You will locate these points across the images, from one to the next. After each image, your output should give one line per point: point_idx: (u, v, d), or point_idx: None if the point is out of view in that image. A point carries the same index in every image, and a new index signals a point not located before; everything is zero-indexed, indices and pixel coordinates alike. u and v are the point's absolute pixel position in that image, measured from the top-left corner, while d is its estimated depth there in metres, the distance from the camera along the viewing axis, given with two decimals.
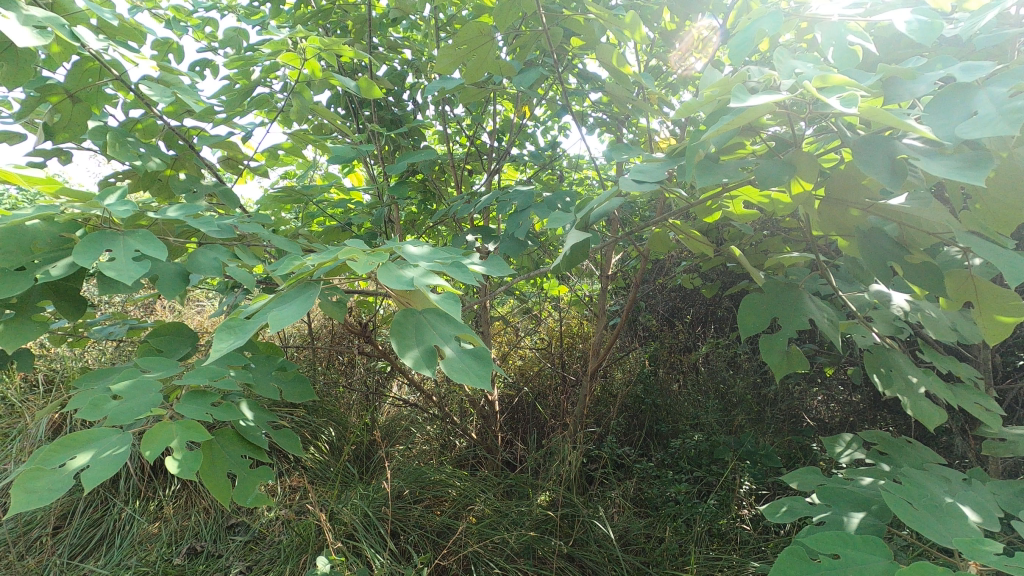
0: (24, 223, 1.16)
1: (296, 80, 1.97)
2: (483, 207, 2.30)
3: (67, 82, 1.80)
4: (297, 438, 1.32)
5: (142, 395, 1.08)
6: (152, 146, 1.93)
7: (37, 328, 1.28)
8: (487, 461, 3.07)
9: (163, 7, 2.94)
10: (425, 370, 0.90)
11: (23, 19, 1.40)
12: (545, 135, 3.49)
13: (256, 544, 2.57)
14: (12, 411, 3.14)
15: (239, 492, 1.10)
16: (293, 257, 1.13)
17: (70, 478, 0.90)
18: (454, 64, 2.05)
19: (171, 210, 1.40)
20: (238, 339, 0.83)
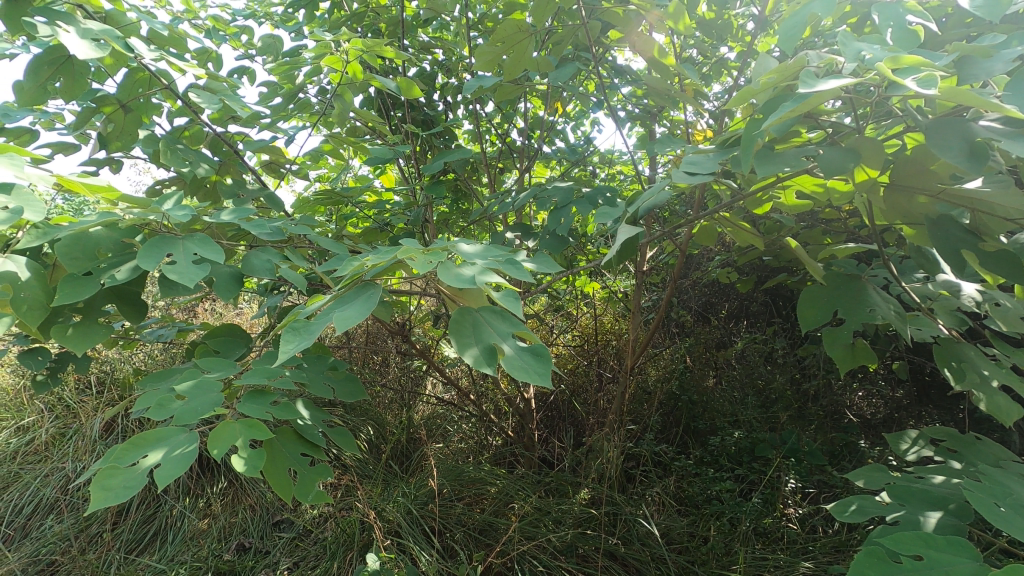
0: (89, 228, 1.20)
1: (338, 84, 2.00)
2: (521, 205, 2.29)
3: (119, 93, 1.86)
4: (352, 436, 1.32)
5: (205, 394, 1.10)
6: (200, 152, 1.97)
7: (103, 330, 1.32)
8: (524, 459, 3.06)
9: (201, 17, 3.01)
10: (486, 368, 0.90)
11: (81, 33, 1.46)
12: (575, 132, 3.47)
13: (301, 540, 2.63)
14: (68, 412, 3.27)
15: (300, 490, 1.12)
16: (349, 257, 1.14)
17: (144, 476, 0.93)
18: (492, 61, 2.06)
19: (223, 214, 1.43)
20: (303, 341, 0.84)
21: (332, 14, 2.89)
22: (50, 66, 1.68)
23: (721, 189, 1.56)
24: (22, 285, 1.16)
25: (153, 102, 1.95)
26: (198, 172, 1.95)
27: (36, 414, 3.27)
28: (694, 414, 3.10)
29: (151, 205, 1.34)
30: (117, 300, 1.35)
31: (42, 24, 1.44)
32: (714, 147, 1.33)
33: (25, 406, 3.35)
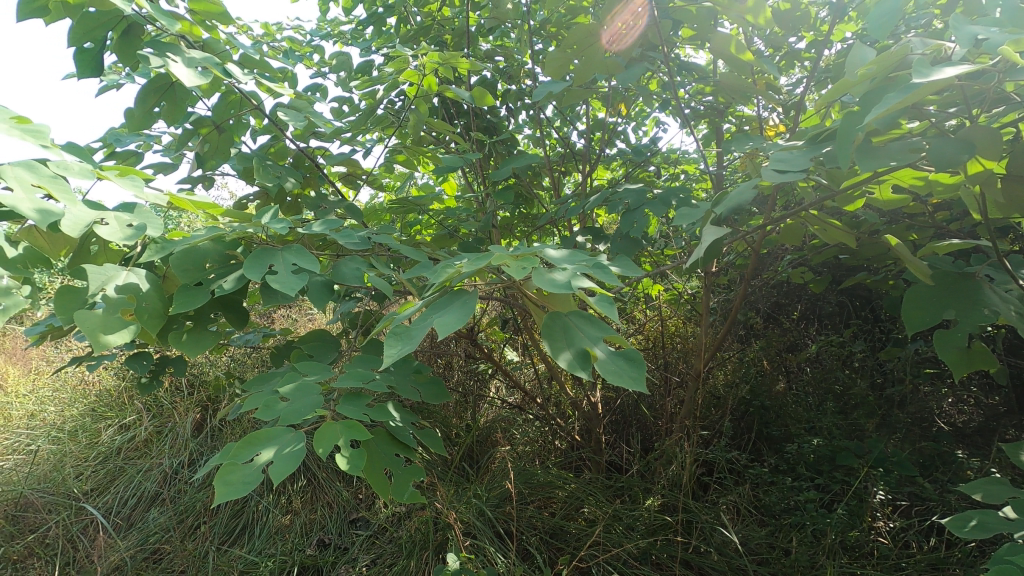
0: (202, 241, 1.30)
1: (415, 96, 2.09)
2: (590, 207, 2.28)
3: (213, 115, 2.00)
4: (440, 438, 1.36)
5: (306, 397, 1.17)
6: (287, 167, 2.10)
7: (211, 336, 1.42)
8: (591, 464, 3.03)
9: (278, 40, 3.19)
10: (580, 372, 0.91)
11: (187, 62, 1.60)
12: (636, 133, 3.43)
13: (378, 538, 2.72)
14: (164, 411, 3.52)
15: (396, 489, 1.17)
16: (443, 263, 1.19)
17: (259, 473, 0.99)
18: (564, 65, 2.08)
19: (315, 225, 1.51)
20: (406, 346, 0.88)
21: (398, 29, 2.99)
22: (156, 93, 1.83)
23: (807, 187, 1.50)
24: (144, 296, 1.27)
25: (243, 122, 2.08)
26: (285, 186, 2.06)
27: (136, 414, 3.53)
28: (767, 420, 2.97)
29: (252, 219, 1.44)
30: (223, 308, 1.46)
31: (155, 55, 1.58)
32: (803, 144, 1.29)
33: (126, 407, 3.62)
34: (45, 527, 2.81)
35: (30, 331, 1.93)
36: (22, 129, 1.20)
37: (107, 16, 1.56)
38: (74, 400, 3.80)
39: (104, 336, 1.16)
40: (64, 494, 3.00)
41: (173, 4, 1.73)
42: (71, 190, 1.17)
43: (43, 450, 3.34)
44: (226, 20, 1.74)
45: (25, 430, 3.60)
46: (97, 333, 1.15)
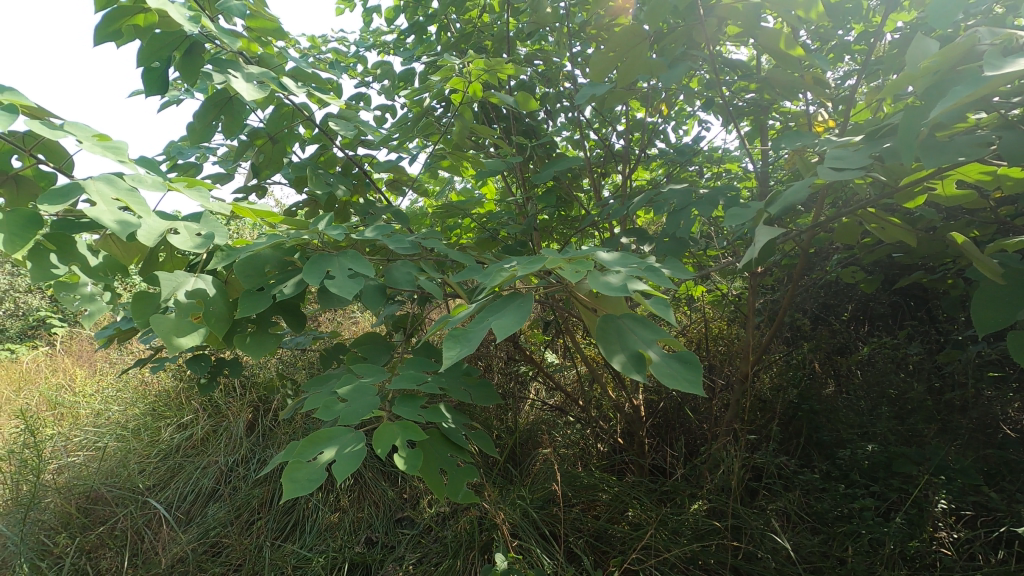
0: (263, 248, 1.36)
1: (459, 103, 2.14)
2: (634, 209, 2.26)
3: (267, 127, 2.09)
4: (491, 439, 1.38)
5: (364, 398, 1.21)
6: (337, 175, 2.17)
7: (272, 338, 1.48)
8: (635, 467, 3.00)
9: (324, 52, 3.29)
10: (635, 374, 0.92)
11: (246, 78, 1.68)
12: (676, 132, 3.39)
13: (423, 537, 2.77)
14: (219, 411, 3.67)
15: (451, 489, 1.20)
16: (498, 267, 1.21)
17: (323, 470, 1.04)
18: (608, 68, 2.08)
19: (367, 231, 1.56)
20: (465, 348, 0.90)
21: (440, 37, 3.04)
22: (216, 107, 1.93)
23: (863, 184, 1.46)
24: (211, 301, 1.34)
25: (295, 132, 2.16)
26: (336, 193, 2.13)
27: (193, 413, 3.70)
28: (817, 425, 2.86)
29: (309, 226, 1.50)
30: (282, 312, 1.52)
31: (217, 72, 1.66)
32: (861, 140, 1.27)
33: (184, 406, 3.80)
34: (113, 520, 2.95)
35: (101, 334, 1.99)
36: (103, 146, 1.29)
37: (171, 36, 1.65)
38: (136, 399, 4.01)
39: (176, 339, 1.23)
40: (130, 488, 3.14)
41: (231, 22, 1.82)
42: (147, 203, 1.24)
43: (109, 446, 3.53)
44: (280, 35, 1.83)
45: (93, 428, 3.81)
46: (170, 336, 1.22)
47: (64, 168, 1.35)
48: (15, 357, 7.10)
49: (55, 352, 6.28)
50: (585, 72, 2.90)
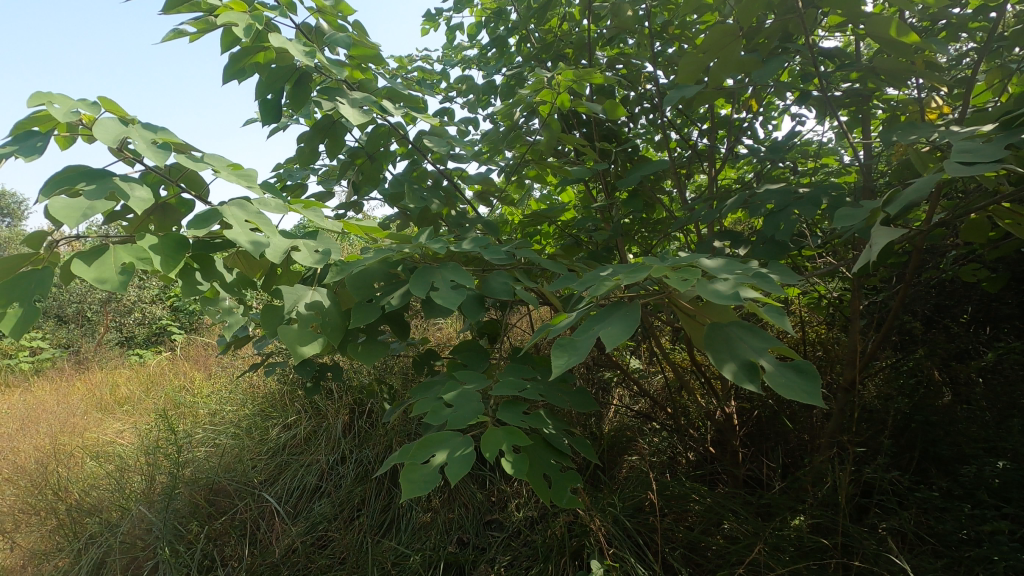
0: (372, 263, 1.46)
1: (548, 114, 2.18)
2: (726, 211, 2.19)
3: (366, 147, 2.22)
4: (591, 446, 1.40)
5: (468, 404, 1.26)
6: (430, 190, 2.27)
7: (381, 346, 1.58)
8: (727, 477, 2.87)
9: (410, 71, 3.45)
10: (748, 384, 0.92)
11: (352, 103, 1.81)
12: (765, 128, 3.23)
13: (513, 540, 2.82)
14: (320, 412, 3.85)
15: (555, 494, 1.22)
16: (599, 276, 1.23)
17: (437, 473, 1.10)
18: (698, 69, 2.03)
19: (465, 244, 1.64)
20: (574, 357, 0.94)
21: (521, 48, 3.09)
22: (321, 132, 2.09)
23: (994, 177, 1.34)
24: (327, 311, 1.47)
25: (390, 150, 2.28)
26: (429, 207, 2.23)
27: (297, 414, 3.92)
28: (933, 438, 2.59)
29: (412, 240, 1.60)
30: (389, 322, 1.63)
31: (325, 100, 1.80)
32: (995, 131, 1.17)
33: (288, 408, 4.05)
34: (232, 511, 3.21)
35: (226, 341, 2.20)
36: (236, 174, 1.44)
37: (286, 70, 1.81)
38: (247, 401, 4.34)
39: (300, 348, 1.38)
40: (245, 482, 3.39)
41: (336, 53, 1.98)
42: (274, 224, 1.38)
43: (226, 444, 3.85)
44: (379, 61, 1.96)
45: (212, 427, 4.17)
46: (294, 345, 1.38)
47: (202, 195, 1.50)
48: (143, 362, 7.92)
49: (176, 358, 6.94)
50: (668, 72, 2.84)
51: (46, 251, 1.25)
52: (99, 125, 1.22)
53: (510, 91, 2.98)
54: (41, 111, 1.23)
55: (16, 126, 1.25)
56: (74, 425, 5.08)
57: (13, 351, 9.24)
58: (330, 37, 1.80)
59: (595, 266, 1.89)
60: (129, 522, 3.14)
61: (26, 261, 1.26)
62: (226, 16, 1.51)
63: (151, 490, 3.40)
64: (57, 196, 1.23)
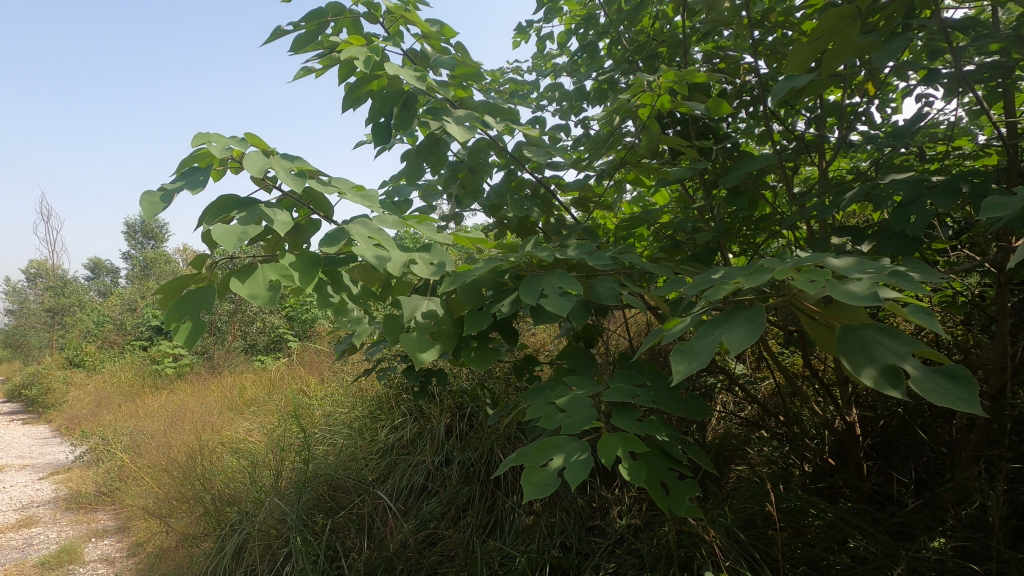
0: (482, 273, 1.52)
1: (647, 116, 2.16)
2: (845, 205, 2.05)
3: (467, 160, 2.32)
4: (707, 454, 1.37)
5: (581, 409, 1.28)
6: (529, 199, 2.32)
7: (492, 352, 1.65)
8: (851, 492, 2.65)
9: (503, 84, 3.54)
10: (890, 390, 0.87)
11: (458, 121, 1.91)
12: (882, 111, 2.97)
13: (618, 547, 2.79)
14: (423, 415, 4.04)
15: (673, 502, 1.21)
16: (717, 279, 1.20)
17: (555, 476, 1.13)
18: (808, 59, 1.93)
19: (569, 251, 1.67)
20: (694, 363, 0.93)
21: (612, 52, 3.08)
22: (427, 149, 2.21)
23: None
24: (442, 320, 1.55)
25: (489, 162, 2.35)
26: (529, 215, 2.28)
27: (403, 417, 4.12)
28: None
29: (518, 249, 1.65)
30: (499, 328, 1.69)
31: (433, 120, 1.91)
32: None
33: (395, 411, 4.25)
34: (350, 506, 3.45)
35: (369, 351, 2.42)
36: (359, 196, 1.56)
37: (396, 95, 1.94)
38: (357, 403, 4.61)
39: (419, 354, 1.46)
40: (360, 479, 3.62)
41: (439, 74, 2.09)
42: (393, 239, 1.48)
43: (341, 443, 4.14)
44: (480, 78, 2.04)
45: (328, 427, 4.49)
46: (415, 351, 1.46)
47: (329, 216, 1.64)
48: (265, 367, 8.68)
49: (293, 363, 7.55)
50: (771, 62, 2.70)
51: (208, 271, 1.43)
52: (247, 159, 1.38)
53: (602, 95, 2.97)
54: (201, 149, 1.40)
55: (181, 163, 1.44)
56: (212, 424, 5.68)
57: (160, 358, 10.48)
58: (436, 60, 1.92)
59: (700, 268, 1.84)
60: (265, 512, 3.46)
61: (191, 279, 1.45)
62: (349, 51, 1.67)
63: (281, 484, 3.73)
64: (214, 223, 1.40)
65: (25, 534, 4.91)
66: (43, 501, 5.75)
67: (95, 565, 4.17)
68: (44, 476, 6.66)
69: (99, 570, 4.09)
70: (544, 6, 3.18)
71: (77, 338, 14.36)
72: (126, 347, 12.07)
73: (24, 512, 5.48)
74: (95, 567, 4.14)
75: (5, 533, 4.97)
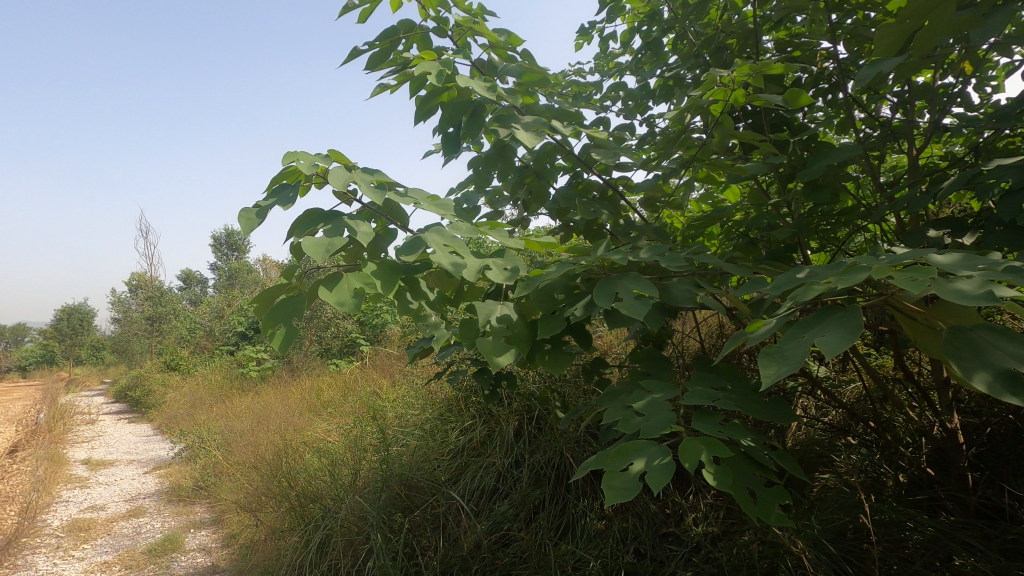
0: (556, 277, 1.53)
1: (719, 112, 2.10)
2: (943, 195, 1.89)
3: (534, 165, 2.33)
4: (795, 461, 1.32)
5: (660, 413, 1.27)
6: (598, 202, 2.32)
7: (566, 355, 1.66)
8: (954, 504, 2.45)
9: (565, 86, 3.54)
10: (1010, 397, 0.80)
11: (526, 127, 1.93)
12: (981, 90, 2.72)
13: (695, 556, 2.71)
14: (492, 417, 4.10)
15: (762, 509, 1.18)
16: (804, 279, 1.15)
17: (637, 481, 1.12)
18: (898, 42, 1.80)
19: (641, 253, 1.65)
20: (785, 367, 0.90)
21: (678, 47, 3.01)
22: (495, 156, 2.25)
23: None
24: (516, 324, 1.58)
25: (556, 166, 2.36)
26: (598, 218, 2.28)
27: (472, 419, 4.19)
28: None
29: (589, 252, 1.66)
30: (571, 331, 1.70)
31: (502, 127, 1.95)
32: None
33: (464, 414, 4.33)
34: (425, 506, 3.54)
35: (441, 354, 2.47)
36: (434, 205, 1.62)
37: (465, 105, 2.00)
38: (427, 405, 4.73)
39: (496, 358, 1.50)
40: (434, 479, 3.72)
41: (506, 82, 2.12)
42: (467, 246, 1.52)
43: (414, 444, 4.26)
44: (547, 84, 2.06)
45: (401, 428, 4.63)
46: (492, 356, 1.50)
47: (405, 226, 1.71)
48: (340, 370, 9.06)
49: (365, 366, 7.85)
50: (851, 46, 2.55)
51: (297, 280, 1.52)
52: (332, 174, 1.46)
53: (669, 92, 2.91)
54: (290, 167, 1.50)
55: (272, 180, 1.54)
56: (294, 425, 6.01)
57: (245, 361, 11.18)
58: (504, 68, 1.95)
59: (780, 267, 1.77)
60: (346, 509, 3.62)
61: (282, 289, 1.53)
62: (422, 66, 1.73)
63: (359, 483, 3.89)
64: (303, 236, 1.49)
65: (134, 523, 5.39)
66: (149, 493, 6.29)
67: (194, 554, 4.51)
68: (149, 470, 7.28)
69: (198, 559, 4.43)
70: (606, 7, 3.15)
71: (172, 343, 15.56)
72: (215, 351, 12.98)
73: (133, 503, 6.01)
74: (194, 556, 4.48)
75: (118, 521, 5.48)
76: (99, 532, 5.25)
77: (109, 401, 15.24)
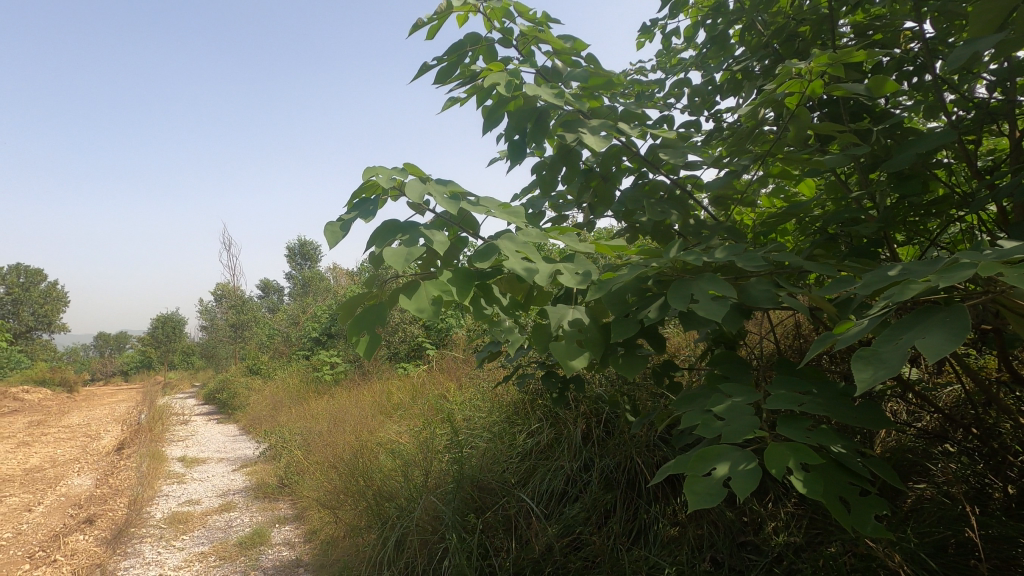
0: (628, 279, 1.53)
1: (794, 104, 2.02)
2: None
3: (599, 167, 2.33)
4: (891, 469, 1.25)
5: (742, 417, 1.24)
6: (665, 202, 2.29)
7: (639, 358, 1.65)
8: None
9: (627, 87, 3.51)
10: None
11: (592, 130, 1.94)
12: None
13: (777, 566, 2.61)
14: (559, 420, 4.10)
15: (856, 519, 1.13)
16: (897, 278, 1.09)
17: (721, 486, 1.10)
18: (997, 19, 1.67)
19: (716, 253, 1.61)
20: (882, 372, 0.86)
21: (745, 38, 2.92)
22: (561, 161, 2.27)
23: None
24: (588, 327, 1.60)
25: (621, 168, 2.35)
26: (666, 219, 2.24)
27: (540, 422, 4.21)
28: None
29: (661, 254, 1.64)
30: (645, 334, 1.69)
31: (568, 133, 1.97)
32: None
33: (531, 416, 4.36)
34: (496, 507, 3.60)
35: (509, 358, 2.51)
36: (505, 212, 1.65)
37: (531, 113, 2.03)
38: (494, 407, 4.79)
39: (570, 362, 1.56)
40: (503, 480, 3.76)
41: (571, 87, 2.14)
42: (539, 251, 1.55)
43: (482, 445, 4.33)
44: (612, 87, 2.06)
45: (469, 430, 4.72)
46: (565, 360, 1.56)
47: (477, 233, 1.75)
48: (408, 373, 9.36)
49: (432, 369, 8.07)
50: (940, 24, 2.38)
51: (378, 288, 1.58)
52: (409, 186, 1.52)
53: (737, 86, 2.83)
54: (369, 181, 1.58)
55: (353, 194, 1.63)
56: (367, 426, 6.27)
57: (320, 366, 11.75)
58: (569, 74, 1.97)
59: (868, 264, 1.68)
60: (421, 509, 3.72)
61: (364, 297, 1.60)
62: (490, 77, 1.78)
63: (432, 483, 4.00)
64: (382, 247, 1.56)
65: (226, 516, 5.80)
66: (238, 489, 6.74)
67: (280, 548, 4.80)
68: (237, 468, 7.80)
69: (284, 552, 4.71)
70: (669, 3, 3.10)
71: (254, 348, 16.60)
72: (292, 356, 13.73)
73: (224, 498, 6.47)
74: (280, 550, 4.76)
75: (211, 515, 5.90)
76: (196, 524, 5.67)
77: (199, 403, 16.45)
